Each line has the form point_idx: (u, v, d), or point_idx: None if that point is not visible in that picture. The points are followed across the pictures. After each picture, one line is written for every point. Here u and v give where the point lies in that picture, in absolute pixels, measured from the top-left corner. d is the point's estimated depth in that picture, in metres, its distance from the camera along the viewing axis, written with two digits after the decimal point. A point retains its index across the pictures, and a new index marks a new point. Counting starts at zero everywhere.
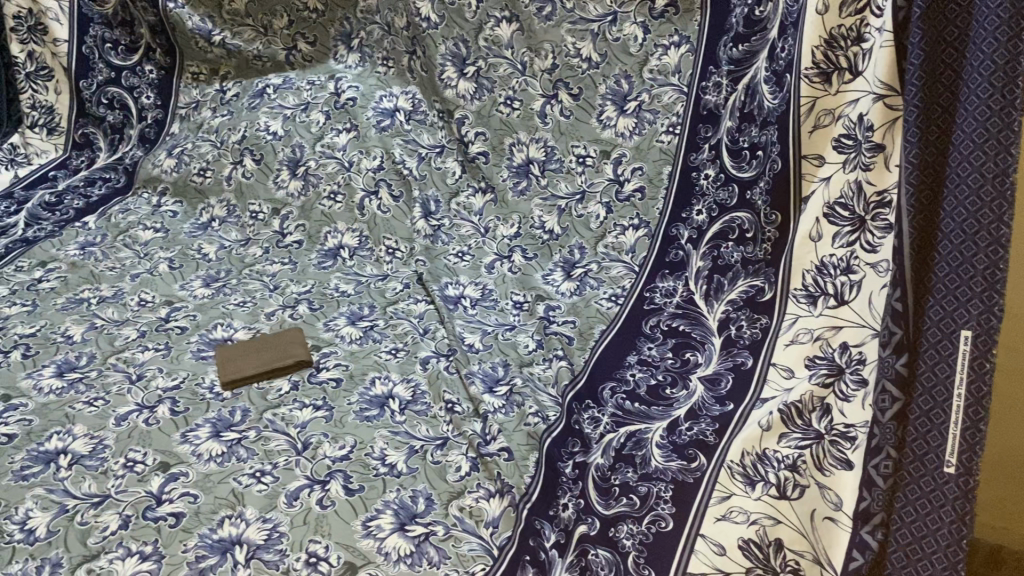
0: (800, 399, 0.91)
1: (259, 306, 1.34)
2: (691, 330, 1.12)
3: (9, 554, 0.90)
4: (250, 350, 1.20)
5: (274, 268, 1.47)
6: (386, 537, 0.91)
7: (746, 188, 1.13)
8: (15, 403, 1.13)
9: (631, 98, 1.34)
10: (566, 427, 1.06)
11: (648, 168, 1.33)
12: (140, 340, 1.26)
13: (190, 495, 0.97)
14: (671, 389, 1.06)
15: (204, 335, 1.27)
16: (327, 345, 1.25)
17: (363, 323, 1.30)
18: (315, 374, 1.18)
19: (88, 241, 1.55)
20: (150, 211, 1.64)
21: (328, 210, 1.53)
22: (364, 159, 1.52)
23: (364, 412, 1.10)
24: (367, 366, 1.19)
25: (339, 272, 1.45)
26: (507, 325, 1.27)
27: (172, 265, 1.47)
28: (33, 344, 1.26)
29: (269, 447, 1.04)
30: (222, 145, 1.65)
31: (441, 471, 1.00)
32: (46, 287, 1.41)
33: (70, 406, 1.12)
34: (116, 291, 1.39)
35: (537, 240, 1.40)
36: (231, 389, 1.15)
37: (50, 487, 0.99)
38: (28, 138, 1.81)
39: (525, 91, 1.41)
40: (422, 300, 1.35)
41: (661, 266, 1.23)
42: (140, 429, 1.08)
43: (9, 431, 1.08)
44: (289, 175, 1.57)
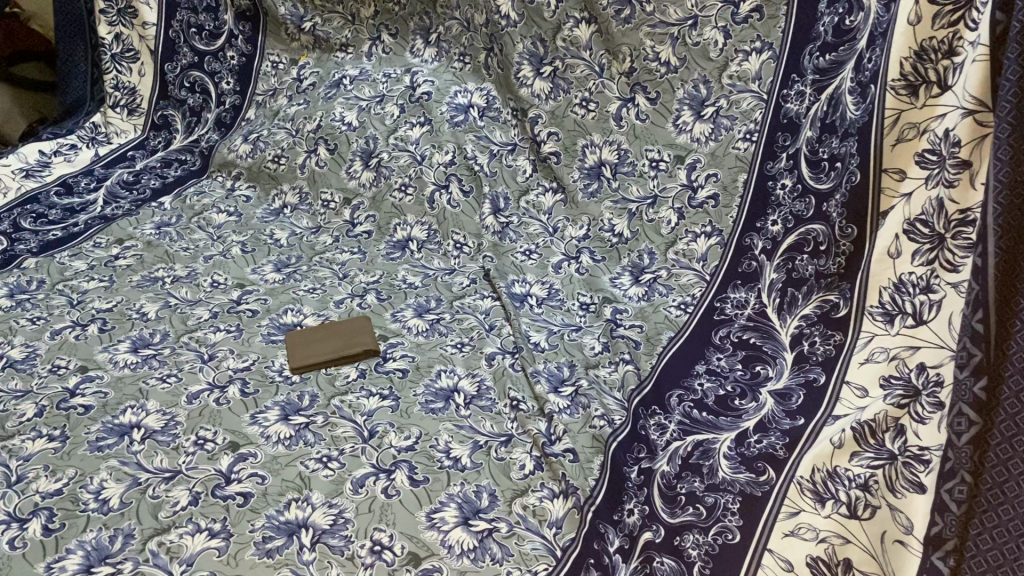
0: (873, 418, 0.89)
1: (329, 293, 1.36)
2: (762, 344, 1.11)
3: (83, 522, 0.93)
4: (319, 338, 1.22)
5: (344, 256, 1.47)
6: (449, 530, 0.91)
7: (822, 200, 1.11)
8: (92, 374, 1.16)
9: (709, 103, 1.32)
10: (631, 432, 1.05)
11: (724, 175, 1.30)
12: (212, 320, 1.29)
13: (258, 476, 0.99)
14: (740, 400, 1.05)
15: (275, 319, 1.29)
16: (394, 336, 1.25)
17: (430, 315, 1.30)
18: (381, 364, 1.19)
19: (164, 221, 1.58)
20: (224, 195, 1.67)
21: (399, 202, 1.54)
22: (437, 153, 1.52)
23: (430, 404, 1.10)
24: (433, 358, 1.19)
25: (407, 265, 1.45)
26: (574, 325, 1.26)
27: (245, 249, 1.49)
28: (110, 319, 1.29)
29: (336, 433, 1.05)
30: (297, 133, 1.66)
31: (505, 467, 1.00)
32: (123, 264, 1.45)
33: (144, 381, 1.15)
34: (189, 272, 1.42)
35: (605, 243, 1.39)
36: (300, 372, 1.17)
37: (123, 460, 1.01)
38: (109, 118, 1.85)
39: (601, 93, 1.42)
40: (489, 298, 1.34)
41: (732, 277, 1.21)
42: (211, 409, 1.10)
43: (85, 402, 1.11)
44: (362, 166, 1.58)
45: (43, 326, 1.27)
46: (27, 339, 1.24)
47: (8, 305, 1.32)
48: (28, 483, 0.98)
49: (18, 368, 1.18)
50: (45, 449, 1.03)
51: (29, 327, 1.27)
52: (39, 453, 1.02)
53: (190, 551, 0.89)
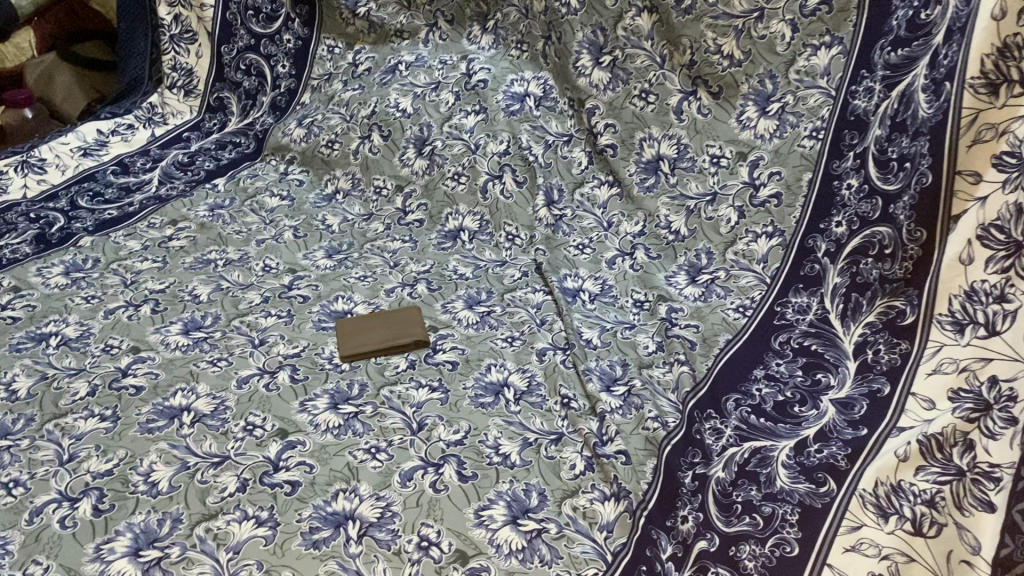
0: (941, 431, 0.85)
1: (380, 281, 1.34)
2: (824, 351, 1.08)
3: (133, 504, 0.93)
4: (369, 326, 1.21)
5: (396, 244, 1.45)
6: (498, 529, 0.90)
7: (888, 201, 1.09)
8: (143, 355, 1.16)
9: (774, 99, 1.28)
10: (686, 436, 1.02)
11: (787, 173, 1.26)
12: (263, 305, 1.28)
13: (306, 465, 0.98)
14: (800, 407, 1.02)
15: (326, 306, 1.28)
16: (444, 327, 1.23)
17: (480, 307, 1.26)
18: (431, 356, 1.17)
19: (218, 204, 1.59)
20: (277, 178, 1.67)
21: (451, 190, 1.51)
22: (490, 143, 1.49)
23: (479, 399, 1.08)
24: (483, 352, 1.17)
25: (458, 255, 1.42)
26: (627, 324, 1.23)
27: (297, 234, 1.49)
28: (163, 300, 1.29)
29: (385, 424, 1.04)
30: (352, 118, 1.65)
31: (555, 467, 0.97)
32: (176, 245, 1.45)
33: (194, 364, 1.15)
34: (242, 255, 1.42)
35: (661, 240, 1.35)
36: (350, 361, 1.16)
37: (172, 443, 1.01)
38: (166, 99, 1.86)
39: (662, 85, 1.38)
40: (540, 292, 1.30)
41: (793, 280, 1.19)
42: (260, 394, 1.09)
43: (137, 383, 1.11)
44: (415, 154, 1.56)
45: (97, 305, 1.28)
46: (82, 318, 1.25)
47: (64, 283, 1.33)
48: (79, 462, 0.99)
49: (72, 347, 1.19)
50: (97, 428, 1.03)
51: (83, 306, 1.28)
52: (91, 433, 1.03)
53: (237, 538, 0.88)
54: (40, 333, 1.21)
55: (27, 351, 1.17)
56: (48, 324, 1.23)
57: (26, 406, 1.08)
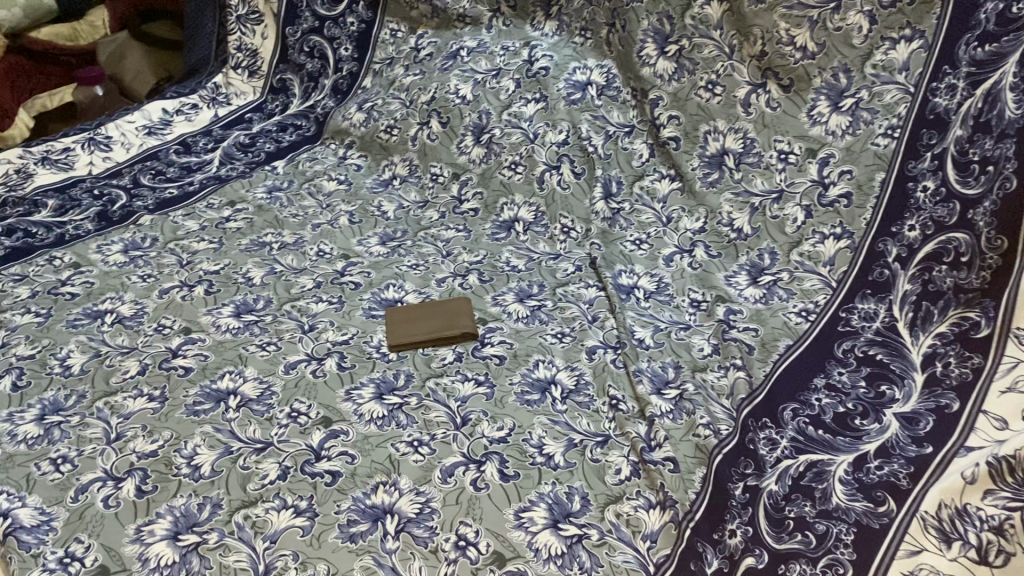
0: (1014, 454, 0.80)
1: (431, 271, 1.32)
2: (890, 361, 1.03)
3: (175, 487, 0.93)
4: (418, 317, 1.19)
5: (449, 233, 1.43)
6: (537, 532, 0.87)
7: (968, 206, 1.03)
8: (194, 337, 1.17)
9: (848, 94, 1.22)
10: (739, 445, 0.98)
11: (859, 173, 1.20)
12: (314, 290, 1.28)
13: (348, 455, 0.97)
14: (861, 420, 0.98)
15: (377, 294, 1.27)
16: (493, 320, 1.20)
17: (531, 301, 1.24)
18: (478, 349, 1.14)
19: (276, 186, 1.59)
20: (336, 162, 1.66)
21: (507, 180, 1.48)
22: (550, 132, 1.46)
23: (525, 396, 1.06)
24: (531, 348, 1.14)
25: (511, 246, 1.39)
26: (682, 324, 1.19)
27: (353, 219, 1.48)
28: (216, 281, 1.30)
29: (429, 417, 1.02)
30: (411, 103, 1.63)
31: (600, 471, 0.95)
32: (233, 227, 1.46)
33: (243, 347, 1.15)
34: (297, 239, 1.42)
35: (722, 238, 1.31)
36: (398, 351, 1.15)
37: (217, 427, 1.01)
38: (230, 78, 1.89)
39: (730, 77, 1.33)
40: (593, 287, 1.27)
41: (861, 285, 1.13)
42: (307, 379, 1.09)
43: (186, 364, 1.12)
44: (473, 141, 1.53)
45: (153, 284, 1.29)
46: (137, 296, 1.26)
47: (122, 261, 1.35)
48: (126, 441, 0.99)
49: (126, 325, 1.20)
50: (145, 408, 1.04)
51: (139, 284, 1.29)
52: (138, 412, 1.04)
53: (275, 527, 0.88)
54: (96, 310, 1.23)
55: (83, 328, 1.19)
56: (104, 301, 1.25)
57: (79, 382, 1.09)
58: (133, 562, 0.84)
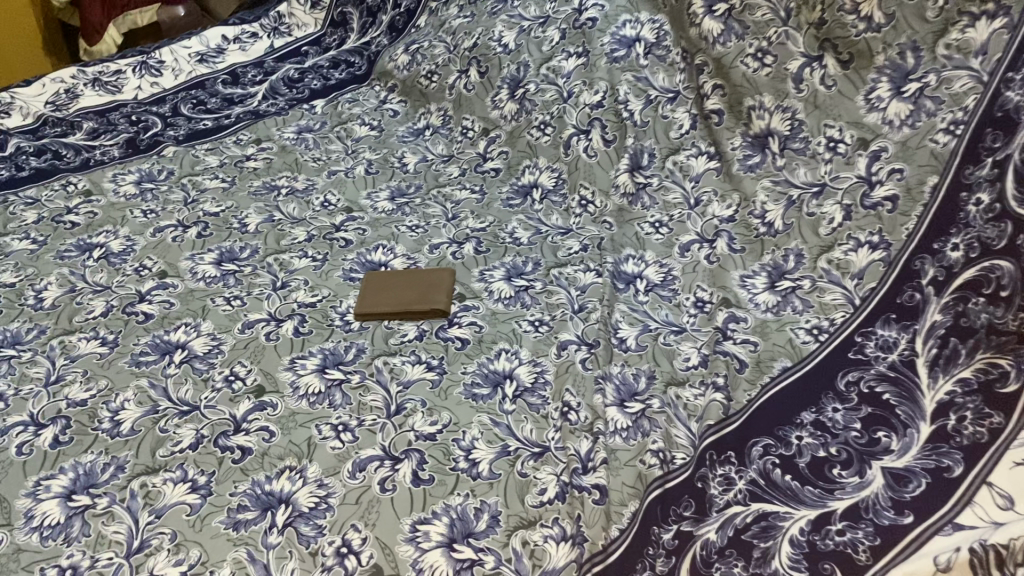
0: (1007, 545, 0.71)
1: (429, 234, 1.23)
2: (897, 405, 0.87)
3: (89, 442, 0.91)
4: (392, 285, 1.11)
5: (462, 194, 1.33)
6: (428, 550, 0.80)
7: (1020, 229, 0.85)
8: (168, 282, 1.14)
9: (913, 77, 1.03)
10: (689, 481, 0.86)
11: (910, 174, 1.02)
12: (304, 244, 1.21)
13: (267, 432, 0.92)
14: (840, 470, 0.84)
15: (362, 255, 1.19)
16: (472, 298, 1.11)
17: (519, 281, 1.13)
18: (443, 330, 1.06)
19: (307, 126, 1.53)
20: (374, 106, 1.59)
21: (534, 141, 1.36)
22: (585, 92, 1.31)
23: (473, 389, 0.97)
24: (500, 334, 1.04)
25: (522, 215, 1.28)
26: (677, 326, 1.05)
27: (370, 169, 1.40)
28: (212, 224, 1.26)
29: (364, 400, 0.95)
30: (454, 48, 1.52)
31: (522, 488, 0.85)
32: (251, 166, 1.41)
33: (211, 299, 1.11)
34: (307, 185, 1.36)
35: (751, 231, 1.13)
36: (363, 321, 1.07)
37: (153, 382, 0.98)
38: (293, 9, 1.82)
39: (783, 45, 1.14)
40: (592, 274, 1.14)
41: (886, 307, 0.96)
42: (257, 342, 1.04)
43: (149, 310, 1.09)
44: (507, 96, 1.42)
45: (150, 221, 1.27)
46: (131, 232, 1.25)
47: (132, 193, 1.34)
48: (62, 386, 0.98)
49: (110, 261, 1.19)
50: (93, 353, 1.03)
51: (138, 220, 1.27)
52: (85, 356, 1.02)
53: (164, 502, 0.84)
54: (87, 243, 1.22)
55: (69, 260, 1.19)
56: (99, 235, 1.24)
57: (45, 317, 1.09)
58: (18, 518, 0.83)
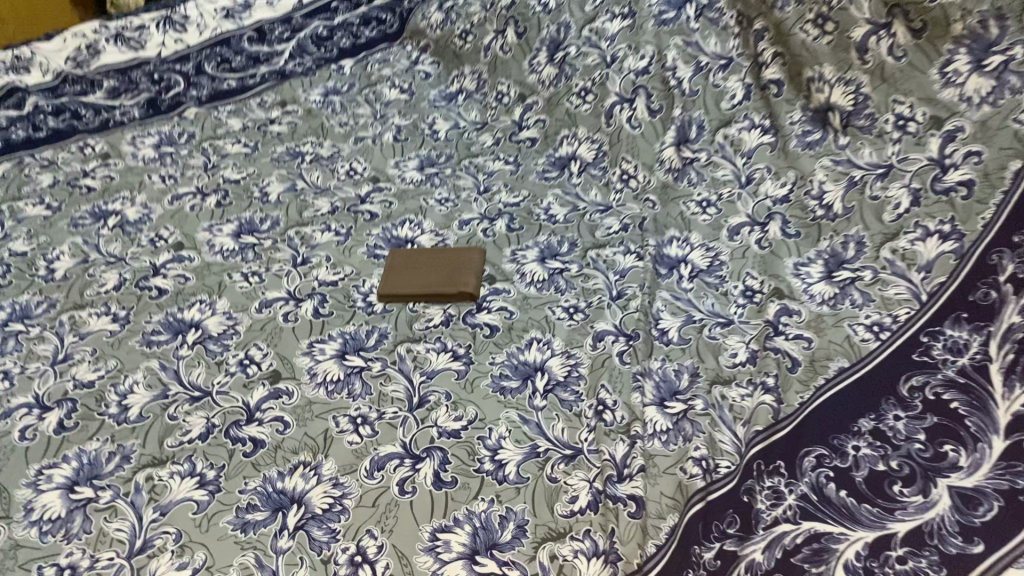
0: None
1: (459, 209, 1.16)
2: (968, 414, 0.76)
3: (94, 428, 0.86)
4: (418, 265, 1.04)
5: (496, 165, 1.26)
6: (448, 562, 0.73)
7: None
8: (184, 255, 1.08)
9: (997, 48, 0.93)
10: (732, 495, 0.78)
11: (990, 157, 0.92)
12: (327, 216, 1.15)
13: (281, 423, 0.86)
14: (901, 488, 0.73)
15: (388, 230, 1.12)
16: (503, 280, 1.04)
17: (554, 263, 1.06)
18: (469, 316, 0.99)
19: (335, 88, 1.45)
20: (405, 67, 1.51)
21: (574, 109, 1.27)
22: (630, 57, 1.22)
23: (502, 381, 0.90)
24: (532, 322, 0.97)
25: (559, 189, 1.20)
26: (723, 318, 0.97)
27: (398, 136, 1.33)
28: (232, 192, 1.20)
29: (385, 391, 0.89)
30: (491, 7, 1.42)
31: (551, 495, 0.79)
32: (275, 130, 1.34)
33: (228, 274, 1.05)
34: (332, 152, 1.29)
35: (807, 214, 1.05)
36: (386, 302, 1.01)
37: (164, 364, 0.93)
38: None
39: (845, 11, 1.04)
40: (632, 257, 1.06)
41: (957, 305, 0.85)
42: (275, 324, 0.98)
43: (163, 285, 1.04)
44: (546, 59, 1.32)
45: (168, 188, 1.21)
46: (148, 200, 1.19)
47: (151, 157, 1.28)
48: (70, 365, 0.93)
49: (125, 230, 1.13)
50: (103, 330, 0.98)
51: (156, 186, 1.22)
52: (95, 334, 0.97)
53: (170, 497, 0.79)
54: (102, 211, 1.17)
55: (82, 229, 1.14)
56: (115, 201, 1.19)
57: (55, 290, 1.04)
58: (18, 510, 0.78)
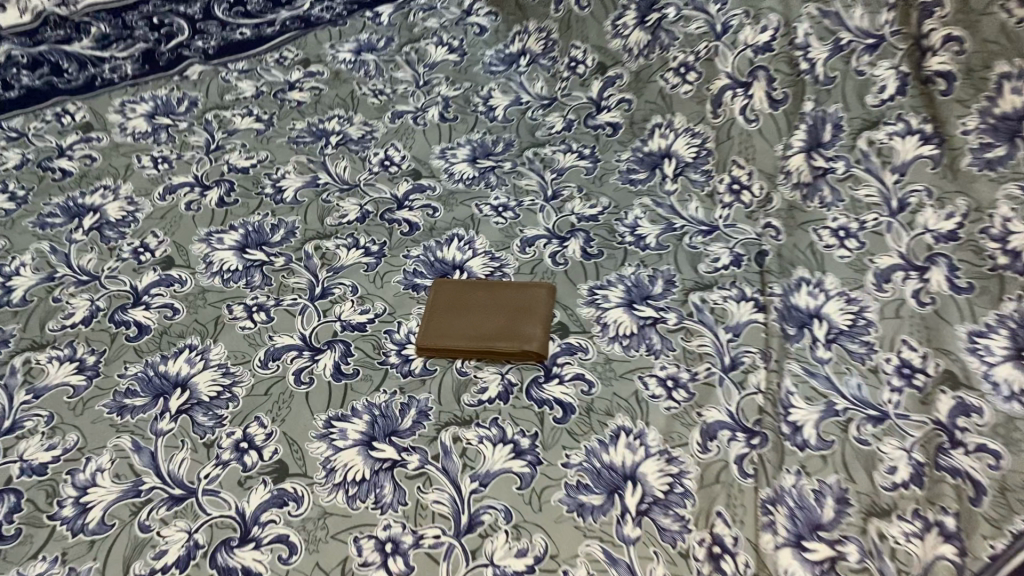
0: None
1: (521, 222, 0.92)
2: None
3: (42, 539, 0.65)
4: (468, 306, 0.80)
5: (566, 159, 1.00)
6: None
7: None
8: (173, 276, 0.85)
9: None
10: None
11: None
12: (354, 225, 0.91)
13: (284, 547, 0.64)
14: None
15: (431, 249, 0.88)
16: (578, 332, 0.80)
17: (644, 310, 0.82)
18: (534, 387, 0.75)
19: (368, 43, 1.19)
20: (455, 17, 1.23)
21: (669, 90, 1.01)
22: (747, 26, 0.94)
23: (580, 495, 0.68)
24: (618, 402, 0.74)
25: (649, 198, 0.95)
26: (875, 414, 0.72)
27: (445, 114, 1.07)
28: (238, 184, 0.96)
29: (424, 501, 0.67)
30: None
31: None
32: (294, 99, 1.09)
33: (227, 307, 0.82)
34: (363, 133, 1.04)
35: (981, 259, 0.78)
36: (426, 357, 0.78)
37: (138, 443, 0.71)
38: None
39: None
40: (749, 306, 0.82)
41: None
42: (283, 386, 0.76)
43: (144, 321, 0.81)
44: (635, 20, 1.04)
45: (160, 177, 0.98)
46: (134, 191, 0.96)
47: (143, 132, 1.04)
48: (18, 438, 0.72)
49: (103, 235, 0.90)
50: (65, 386, 0.76)
51: (146, 172, 0.98)
52: (54, 390, 0.75)
53: None
54: (78, 206, 0.94)
55: (51, 231, 0.91)
56: (94, 193, 0.95)
57: (10, 319, 0.82)
58: None
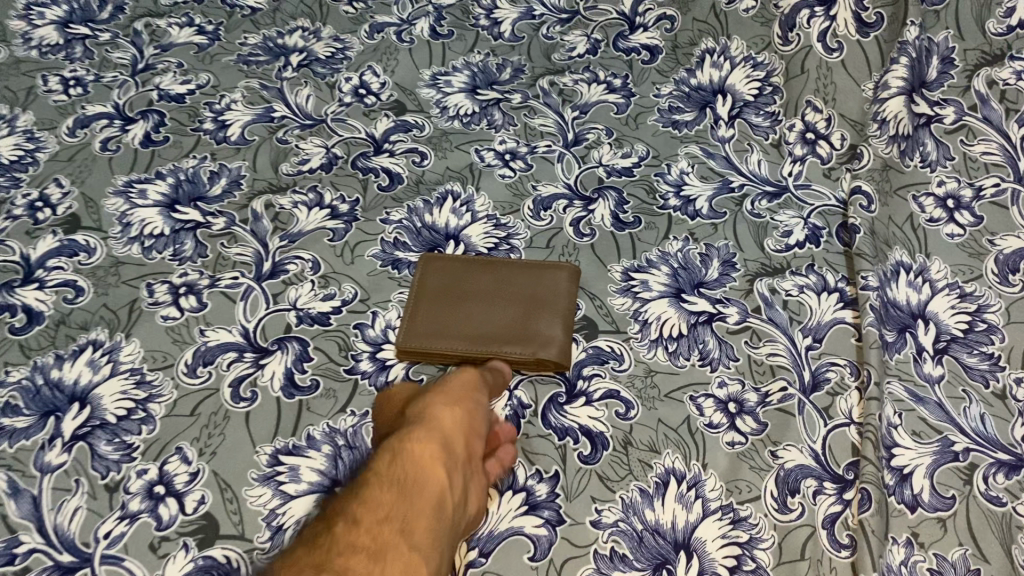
0: None
1: (534, 176, 0.71)
2: None
3: None
4: (467, 292, 0.61)
5: (590, 91, 0.79)
6: None
7: None
8: (78, 241, 0.65)
9: None
10: None
11: None
12: (318, 175, 0.71)
13: None
14: None
15: (418, 211, 0.68)
16: (609, 331, 0.61)
17: (696, 302, 0.63)
18: (553, 411, 0.57)
19: None
20: None
21: (726, 6, 0.82)
22: None
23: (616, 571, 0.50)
24: (664, 435, 0.56)
25: (698, 146, 0.74)
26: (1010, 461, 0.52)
27: (438, 28, 0.85)
28: (171, 117, 0.75)
29: None
30: None
31: None
32: (247, 5, 0.86)
33: (147, 288, 0.63)
34: (333, 52, 0.82)
35: None
36: (407, 361, 0.59)
37: (14, 482, 0.52)
38: None
39: None
40: (833, 300, 0.62)
41: None
42: (217, 403, 0.56)
43: (35, 305, 0.61)
44: None
45: (70, 105, 0.76)
46: (36, 123, 0.74)
47: (52, 44, 0.82)
48: None
49: None
50: None
51: (52, 99, 0.77)
52: None
53: None
54: None
55: None
56: None
57: None
58: None
